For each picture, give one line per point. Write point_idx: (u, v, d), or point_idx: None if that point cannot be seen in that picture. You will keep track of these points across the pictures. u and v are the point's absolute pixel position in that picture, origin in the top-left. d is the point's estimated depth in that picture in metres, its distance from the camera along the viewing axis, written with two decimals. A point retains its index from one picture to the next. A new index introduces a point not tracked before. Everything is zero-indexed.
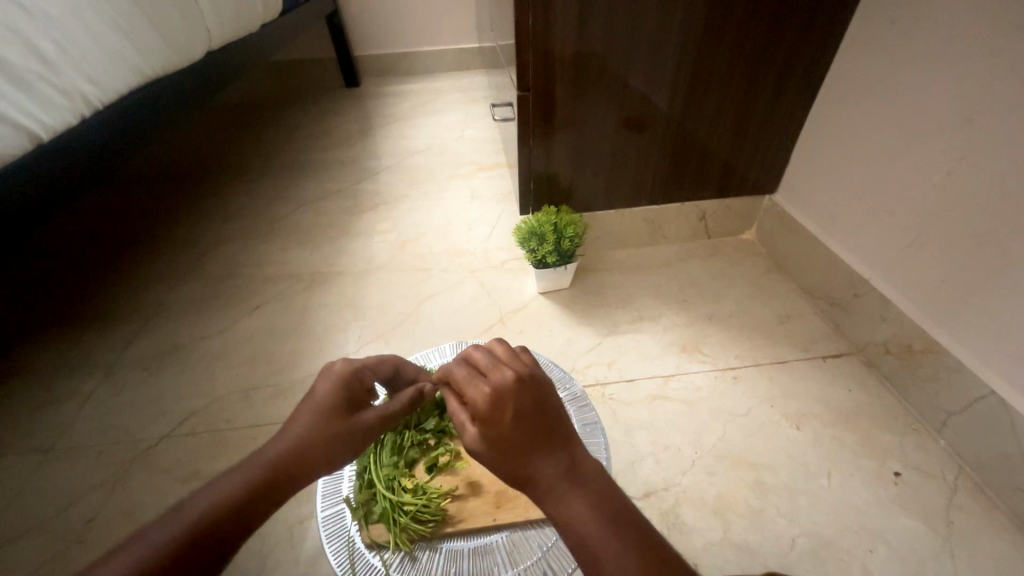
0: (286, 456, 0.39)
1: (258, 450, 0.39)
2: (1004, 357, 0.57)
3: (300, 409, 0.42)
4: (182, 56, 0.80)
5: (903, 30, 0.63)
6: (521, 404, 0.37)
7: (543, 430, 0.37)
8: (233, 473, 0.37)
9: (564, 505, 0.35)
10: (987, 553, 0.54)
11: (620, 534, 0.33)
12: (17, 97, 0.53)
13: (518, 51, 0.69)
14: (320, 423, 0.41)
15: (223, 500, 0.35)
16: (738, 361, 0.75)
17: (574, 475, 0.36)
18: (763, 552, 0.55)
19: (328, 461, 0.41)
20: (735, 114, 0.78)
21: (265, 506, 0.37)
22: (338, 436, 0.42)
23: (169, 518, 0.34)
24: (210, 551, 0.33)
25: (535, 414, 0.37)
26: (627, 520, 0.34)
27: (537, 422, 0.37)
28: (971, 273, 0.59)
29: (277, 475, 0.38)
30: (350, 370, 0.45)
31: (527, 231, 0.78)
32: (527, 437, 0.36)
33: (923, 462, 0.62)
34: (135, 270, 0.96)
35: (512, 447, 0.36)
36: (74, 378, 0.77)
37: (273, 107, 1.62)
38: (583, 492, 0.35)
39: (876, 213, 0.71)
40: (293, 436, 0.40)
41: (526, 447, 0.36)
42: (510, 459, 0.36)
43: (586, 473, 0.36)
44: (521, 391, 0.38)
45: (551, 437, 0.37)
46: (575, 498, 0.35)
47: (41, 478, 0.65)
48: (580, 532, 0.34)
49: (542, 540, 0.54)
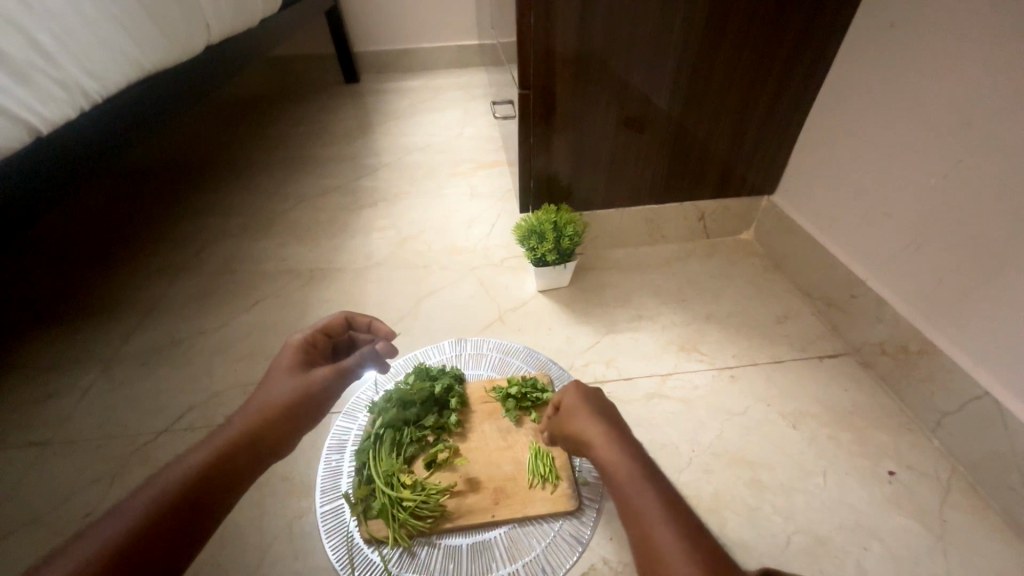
0: (253, 423, 0.45)
1: (226, 422, 0.45)
2: (999, 358, 0.57)
3: (261, 382, 0.49)
4: (181, 50, 0.79)
5: (904, 32, 0.63)
6: (591, 394, 0.52)
7: (608, 413, 0.50)
8: (201, 444, 0.42)
9: (607, 451, 0.45)
10: (979, 552, 0.55)
11: (648, 479, 0.41)
12: (15, 90, 0.52)
13: (520, 48, 0.70)
14: (281, 389, 0.48)
15: (194, 469, 0.39)
16: (735, 360, 0.75)
17: (620, 438, 0.46)
18: (759, 550, 0.55)
19: (293, 422, 0.47)
20: (734, 116, 0.79)
21: (229, 477, 0.41)
22: (299, 396, 0.48)
23: (143, 488, 0.37)
24: (190, 514, 0.37)
25: (600, 402, 0.51)
26: (656, 474, 0.42)
27: (602, 405, 0.51)
28: (969, 275, 0.59)
29: (245, 442, 0.43)
30: (303, 343, 0.53)
31: (527, 229, 0.78)
32: (587, 415, 0.50)
33: (917, 461, 0.63)
34: (133, 265, 0.96)
35: (580, 413, 0.50)
36: (71, 374, 0.77)
37: (271, 102, 1.61)
38: (626, 450, 0.44)
39: (874, 214, 0.71)
40: (257, 402, 0.46)
41: (590, 415, 0.49)
42: (576, 420, 0.50)
43: (632, 444, 0.46)
44: (593, 388, 0.54)
45: (612, 417, 0.49)
46: (621, 451, 0.45)
47: (40, 471, 0.65)
48: (615, 472, 0.43)
49: (541, 536, 0.55)
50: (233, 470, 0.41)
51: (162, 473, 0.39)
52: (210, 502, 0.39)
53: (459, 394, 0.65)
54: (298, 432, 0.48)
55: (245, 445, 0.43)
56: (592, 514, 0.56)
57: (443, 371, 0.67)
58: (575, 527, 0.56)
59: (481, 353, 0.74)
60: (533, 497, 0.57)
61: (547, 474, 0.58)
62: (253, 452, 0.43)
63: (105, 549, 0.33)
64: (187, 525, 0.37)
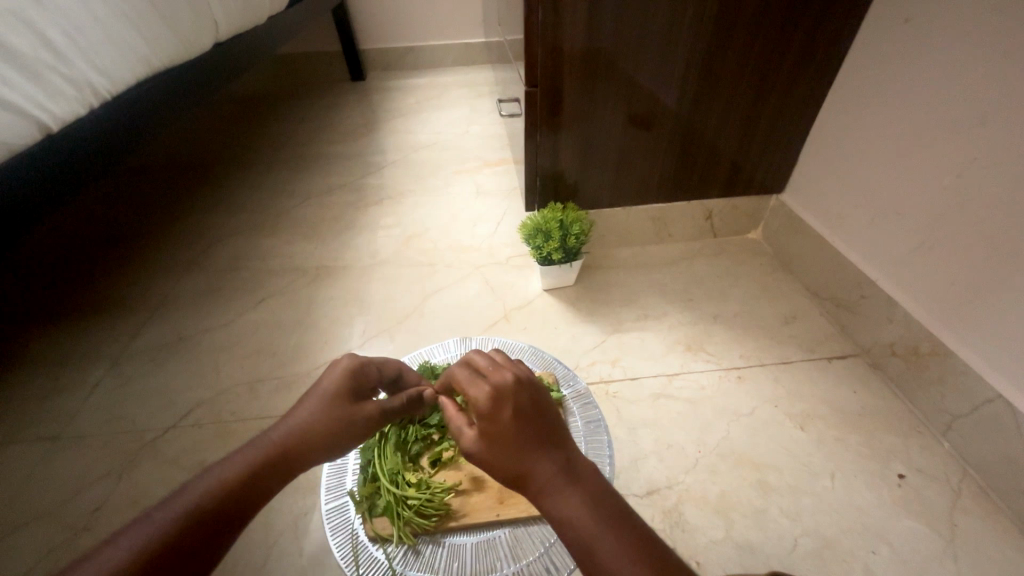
0: (288, 440, 0.41)
1: (260, 436, 0.41)
2: (1010, 361, 0.57)
3: (307, 394, 0.44)
4: (189, 47, 0.79)
5: (916, 29, 0.62)
6: (521, 404, 0.37)
7: (545, 432, 0.37)
8: (235, 455, 0.39)
9: (558, 501, 0.34)
10: (989, 556, 0.54)
11: (612, 524, 0.33)
12: (24, 86, 0.52)
13: (528, 46, 0.69)
14: (324, 412, 0.43)
15: (226, 483, 0.37)
16: (742, 361, 0.74)
17: (570, 479, 0.35)
18: (765, 552, 0.55)
19: (328, 449, 0.42)
20: (743, 113, 0.78)
21: (259, 494, 0.38)
22: (342, 426, 0.43)
23: (174, 498, 0.36)
24: (215, 529, 0.35)
25: (536, 416, 0.37)
26: (609, 495, 0.35)
27: (536, 422, 0.37)
28: (980, 276, 0.59)
29: (278, 460, 0.40)
30: (360, 365, 0.47)
31: (532, 227, 0.78)
32: (521, 444, 0.36)
33: (926, 464, 0.62)
34: (140, 261, 0.97)
35: (501, 431, 0.36)
36: (79, 369, 0.77)
37: (278, 100, 1.62)
38: (581, 488, 0.35)
39: (885, 214, 0.70)
40: (295, 421, 0.42)
41: (525, 450, 0.36)
42: (501, 444, 0.36)
43: (576, 461, 0.36)
44: (521, 393, 0.38)
45: (550, 431, 0.37)
46: (573, 495, 0.34)
47: (51, 465, 0.65)
48: (570, 530, 0.33)
49: (544, 536, 0.54)
50: (261, 489, 0.39)
51: (194, 482, 0.37)
52: (236, 518, 0.36)
53: None
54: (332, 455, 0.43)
55: (276, 465, 0.40)
56: None
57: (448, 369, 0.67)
58: None
59: None
60: None
61: None
62: (283, 473, 0.40)
63: (134, 558, 0.32)
64: (211, 541, 0.35)
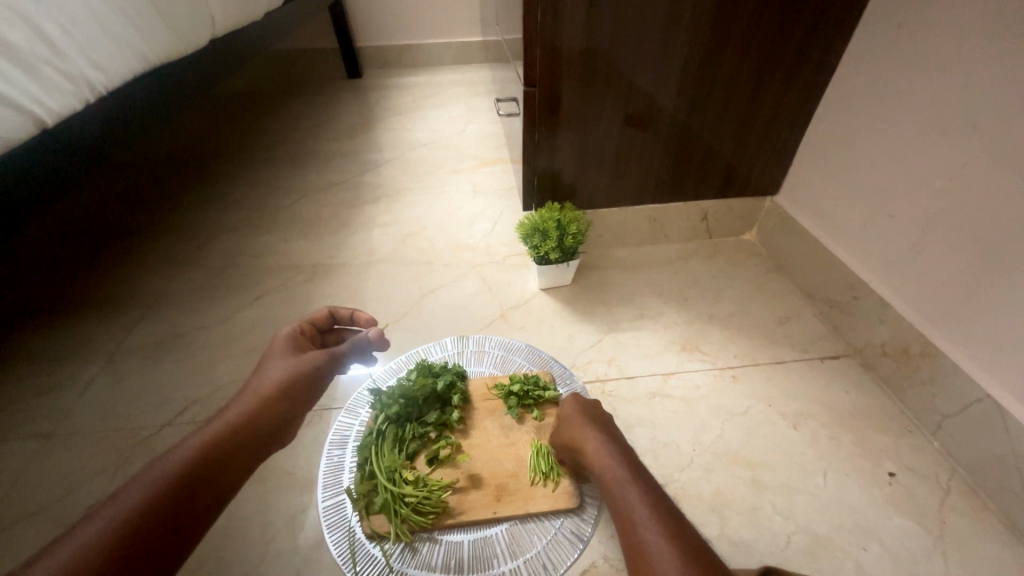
0: (249, 406, 0.47)
1: (221, 413, 0.46)
2: (999, 362, 0.58)
3: (260, 365, 0.52)
4: (185, 42, 0.79)
5: (909, 34, 0.63)
6: (585, 405, 0.56)
7: (597, 420, 0.54)
8: (197, 430, 0.43)
9: (600, 457, 0.49)
10: (977, 554, 0.55)
11: (648, 494, 0.44)
12: (19, 80, 0.52)
13: (526, 44, 0.69)
14: (277, 371, 0.51)
15: (192, 454, 0.41)
16: (737, 360, 0.75)
17: (612, 446, 0.50)
18: (759, 549, 0.55)
19: (289, 401, 0.49)
20: (740, 115, 0.79)
21: (228, 458, 0.43)
22: (297, 377, 0.50)
23: (141, 477, 0.38)
24: (190, 496, 0.39)
25: (592, 412, 0.55)
26: (649, 482, 0.46)
27: (593, 415, 0.55)
28: (971, 278, 0.60)
29: (239, 429, 0.45)
30: (293, 331, 0.56)
31: (530, 227, 0.78)
32: (583, 423, 0.53)
33: (916, 463, 0.63)
34: (134, 258, 0.96)
35: (579, 428, 0.53)
36: (71, 368, 0.76)
37: (274, 97, 1.61)
38: (616, 455, 0.49)
39: (879, 215, 0.71)
40: (253, 388, 0.49)
41: (585, 427, 0.53)
42: (577, 431, 0.53)
43: (629, 459, 0.49)
44: (585, 401, 0.57)
45: (615, 435, 0.52)
46: (614, 463, 0.48)
47: (41, 464, 0.65)
48: (607, 476, 0.47)
49: (542, 533, 0.55)
50: (229, 452, 0.43)
51: (160, 460, 0.40)
52: (207, 484, 0.40)
53: (461, 391, 0.66)
54: (293, 408, 0.50)
55: (236, 432, 0.45)
56: (593, 511, 0.57)
57: (445, 368, 0.67)
58: (577, 525, 0.56)
59: (482, 351, 0.74)
60: (535, 494, 0.57)
61: (548, 471, 0.58)
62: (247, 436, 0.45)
63: (114, 530, 0.35)
64: (189, 504, 0.39)
